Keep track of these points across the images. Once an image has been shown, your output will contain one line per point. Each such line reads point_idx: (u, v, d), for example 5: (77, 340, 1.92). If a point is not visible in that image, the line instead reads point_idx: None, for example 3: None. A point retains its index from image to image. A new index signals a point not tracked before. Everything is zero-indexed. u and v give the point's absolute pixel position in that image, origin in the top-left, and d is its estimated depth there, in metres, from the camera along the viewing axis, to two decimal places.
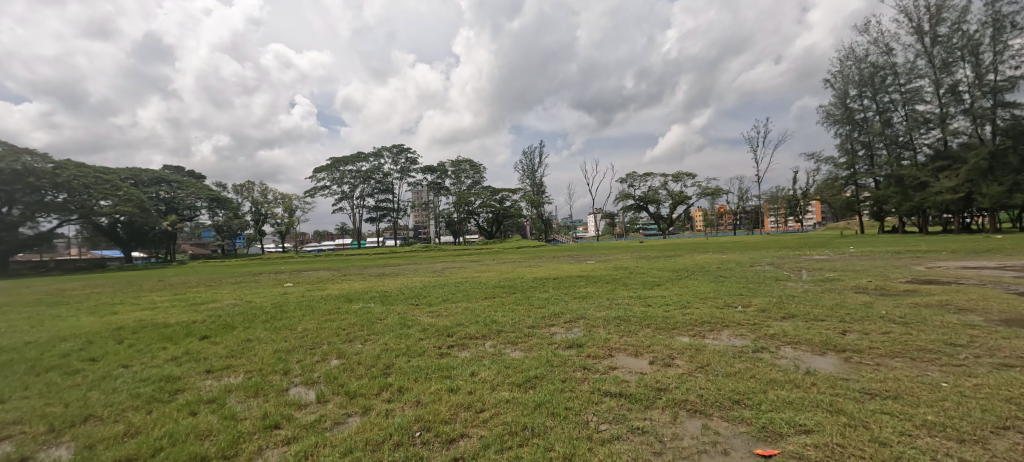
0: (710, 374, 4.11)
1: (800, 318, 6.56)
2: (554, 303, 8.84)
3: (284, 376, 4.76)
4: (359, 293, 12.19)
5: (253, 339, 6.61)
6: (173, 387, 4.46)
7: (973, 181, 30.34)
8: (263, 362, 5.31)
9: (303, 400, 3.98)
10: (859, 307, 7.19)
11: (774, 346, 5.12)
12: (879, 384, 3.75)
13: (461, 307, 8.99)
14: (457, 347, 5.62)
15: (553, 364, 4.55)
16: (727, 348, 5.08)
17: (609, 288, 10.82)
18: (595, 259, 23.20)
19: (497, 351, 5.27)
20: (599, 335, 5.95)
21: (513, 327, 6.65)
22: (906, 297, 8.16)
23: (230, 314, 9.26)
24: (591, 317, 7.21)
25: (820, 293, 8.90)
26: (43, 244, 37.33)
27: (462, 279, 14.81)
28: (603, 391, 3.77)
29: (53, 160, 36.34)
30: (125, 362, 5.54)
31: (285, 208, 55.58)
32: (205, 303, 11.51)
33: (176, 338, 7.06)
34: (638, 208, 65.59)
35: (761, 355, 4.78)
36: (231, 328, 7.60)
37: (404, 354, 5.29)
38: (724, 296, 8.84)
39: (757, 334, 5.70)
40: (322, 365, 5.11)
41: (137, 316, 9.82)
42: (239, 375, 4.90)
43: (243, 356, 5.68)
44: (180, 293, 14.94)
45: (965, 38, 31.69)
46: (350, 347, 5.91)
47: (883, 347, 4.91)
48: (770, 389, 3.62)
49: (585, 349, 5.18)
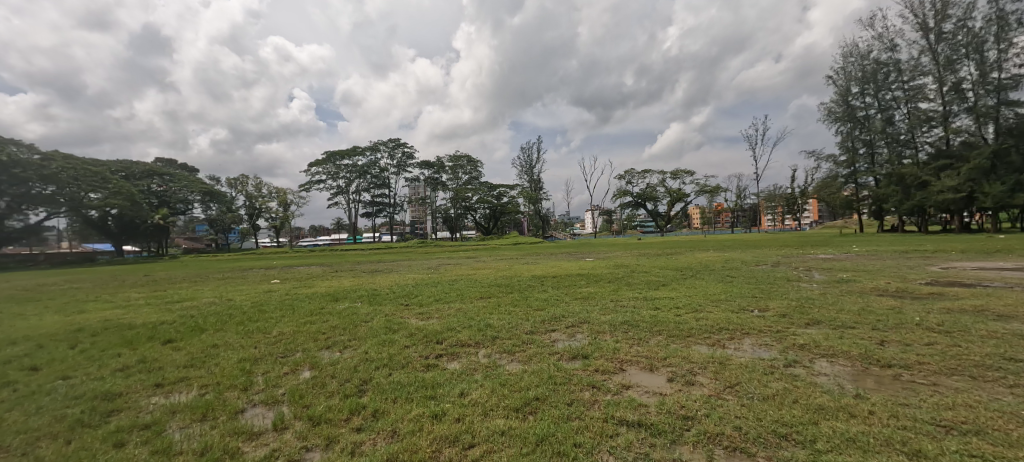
0: (745, 397, 3.45)
1: (827, 324, 5.93)
2: (554, 305, 8.17)
3: (242, 392, 4.10)
4: (346, 291, 11.49)
5: (219, 345, 5.92)
6: (107, 407, 3.78)
7: (976, 180, 29.88)
8: (224, 374, 4.64)
9: (255, 427, 3.31)
10: (890, 313, 6.56)
11: (808, 359, 4.50)
12: (950, 412, 3.12)
13: (454, 308, 8.32)
14: (446, 357, 4.97)
15: (557, 382, 3.90)
16: (754, 361, 4.44)
17: (613, 288, 10.14)
18: (594, 257, 22.54)
19: (492, 363, 4.62)
20: (605, 343, 5.29)
21: (510, 332, 6.00)
22: (935, 300, 7.57)
23: (204, 314, 8.55)
24: (596, 321, 6.56)
25: (840, 295, 8.30)
26: (32, 237, 36.40)
27: (456, 277, 14.14)
28: (619, 419, 3.14)
29: (40, 152, 35.31)
30: (67, 373, 4.85)
31: (279, 203, 54.61)
32: (181, 301, 10.81)
33: (134, 343, 6.34)
34: (636, 205, 64.95)
35: (795, 371, 4.16)
36: (201, 331, 6.90)
37: (385, 366, 4.62)
38: (737, 298, 8.20)
39: (784, 344, 5.08)
40: (290, 378, 4.45)
41: (104, 315, 9.13)
42: (192, 391, 4.23)
43: (202, 366, 5.01)
44: (160, 290, 14.16)
45: (970, 35, 31.08)
46: (327, 355, 5.27)
47: (935, 362, 4.28)
48: (820, 419, 3.01)
49: (592, 362, 4.53)
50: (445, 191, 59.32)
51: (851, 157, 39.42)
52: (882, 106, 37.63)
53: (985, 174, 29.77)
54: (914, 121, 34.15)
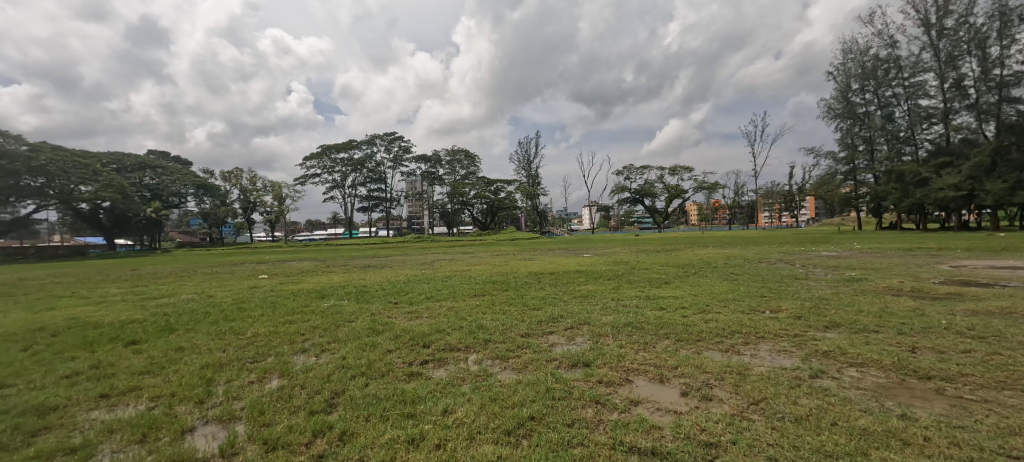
0: (774, 418, 2.97)
1: (847, 328, 5.46)
2: (551, 304, 7.66)
3: (196, 407, 3.59)
4: (334, 288, 10.98)
5: (186, 348, 5.43)
6: (34, 425, 3.27)
7: (976, 177, 29.51)
8: (181, 384, 4.12)
9: (196, 453, 2.82)
10: (913, 316, 6.07)
11: (836, 369, 4.03)
12: (1019, 440, 2.68)
13: (444, 306, 7.81)
14: (432, 364, 4.46)
15: (555, 396, 3.40)
16: (776, 372, 3.98)
17: (614, 286, 9.64)
18: (592, 253, 22.17)
19: (482, 371, 4.14)
20: (608, 348, 4.79)
21: (503, 335, 5.50)
22: (957, 302, 7.10)
23: (179, 312, 8.05)
24: (597, 323, 6.07)
25: (853, 295, 7.83)
26: (21, 229, 35.58)
27: (450, 273, 13.60)
28: (629, 445, 2.68)
29: (27, 143, 34.35)
30: (8, 381, 4.35)
31: (274, 196, 53.84)
32: (160, 298, 10.29)
33: (94, 344, 5.81)
34: (634, 201, 64.45)
35: (824, 384, 3.69)
36: (169, 332, 6.36)
37: (362, 375, 4.10)
38: (747, 298, 7.71)
39: (805, 351, 4.61)
40: (254, 389, 3.95)
41: (76, 313, 8.62)
42: (140, 404, 3.71)
43: (161, 373, 4.51)
44: (142, 285, 13.61)
45: (972, 31, 30.61)
46: (300, 361, 4.76)
47: (980, 374, 3.82)
48: (870, 448, 2.57)
49: (595, 371, 4.05)
50: (442, 185, 58.71)
51: (850, 154, 38.99)
52: (883, 103, 37.20)
53: (986, 171, 29.43)
54: (914, 118, 33.78)
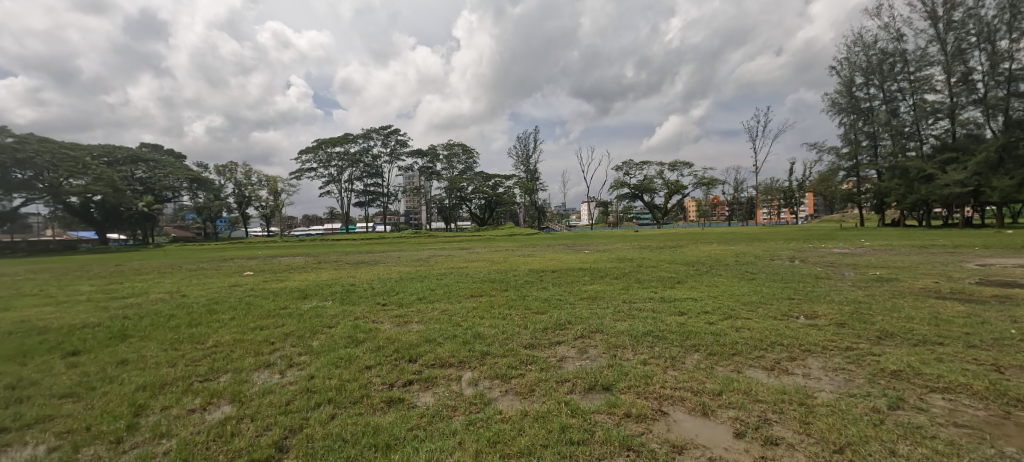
0: None
1: (904, 340, 4.68)
2: (557, 307, 6.84)
3: (108, 449, 2.80)
4: (320, 286, 10.17)
5: (131, 362, 4.61)
6: None
7: (983, 174, 28.60)
8: (103, 413, 3.29)
9: None
10: (974, 324, 5.24)
11: (915, 396, 3.27)
12: None
13: (434, 309, 6.97)
14: (417, 387, 3.66)
15: (574, 439, 2.62)
16: (844, 400, 3.19)
17: (622, 286, 8.85)
18: (591, 249, 21.45)
19: (478, 398, 3.32)
20: (629, 366, 3.96)
21: (501, 346, 4.68)
22: (1012, 307, 6.27)
23: (141, 314, 7.20)
24: (610, 331, 5.24)
25: (892, 298, 6.99)
26: (9, 223, 34.53)
27: (445, 270, 12.75)
28: None
29: (14, 135, 33.18)
30: None
31: (268, 191, 52.84)
32: (128, 297, 9.40)
33: (28, 355, 4.99)
34: (634, 196, 63.56)
35: (911, 418, 2.89)
36: (120, 341, 5.53)
37: (329, 402, 3.30)
38: (773, 301, 6.90)
39: (868, 370, 3.82)
40: (194, 420, 3.17)
41: (26, 315, 7.72)
42: (41, 444, 2.92)
43: (86, 396, 3.69)
44: (116, 283, 12.69)
45: (981, 24, 29.71)
46: (259, 380, 3.95)
47: None
48: None
49: (620, 399, 3.24)
50: (439, 180, 57.67)
51: (854, 148, 38.12)
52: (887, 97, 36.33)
53: (993, 167, 28.58)
54: (919, 113, 32.98)
